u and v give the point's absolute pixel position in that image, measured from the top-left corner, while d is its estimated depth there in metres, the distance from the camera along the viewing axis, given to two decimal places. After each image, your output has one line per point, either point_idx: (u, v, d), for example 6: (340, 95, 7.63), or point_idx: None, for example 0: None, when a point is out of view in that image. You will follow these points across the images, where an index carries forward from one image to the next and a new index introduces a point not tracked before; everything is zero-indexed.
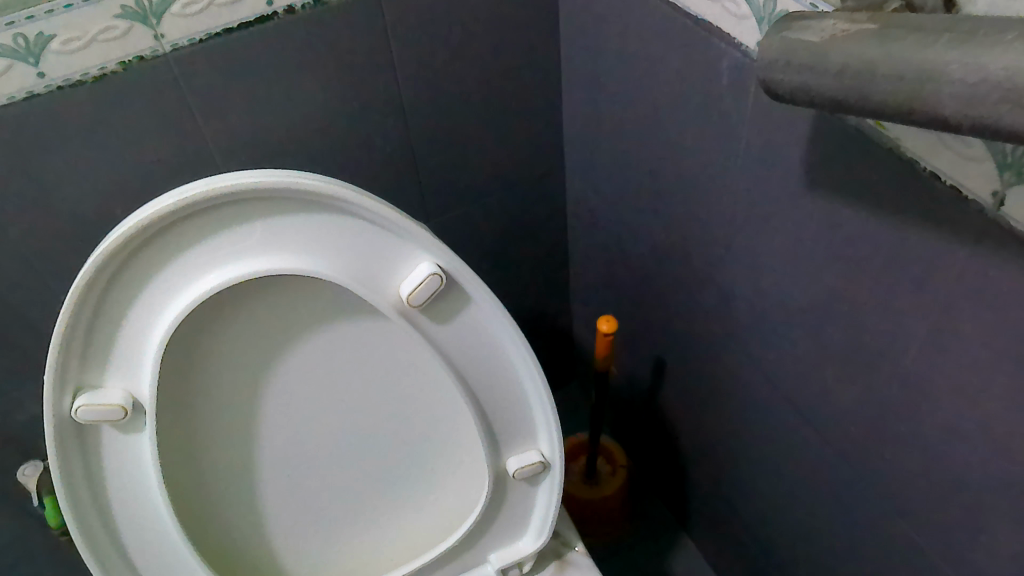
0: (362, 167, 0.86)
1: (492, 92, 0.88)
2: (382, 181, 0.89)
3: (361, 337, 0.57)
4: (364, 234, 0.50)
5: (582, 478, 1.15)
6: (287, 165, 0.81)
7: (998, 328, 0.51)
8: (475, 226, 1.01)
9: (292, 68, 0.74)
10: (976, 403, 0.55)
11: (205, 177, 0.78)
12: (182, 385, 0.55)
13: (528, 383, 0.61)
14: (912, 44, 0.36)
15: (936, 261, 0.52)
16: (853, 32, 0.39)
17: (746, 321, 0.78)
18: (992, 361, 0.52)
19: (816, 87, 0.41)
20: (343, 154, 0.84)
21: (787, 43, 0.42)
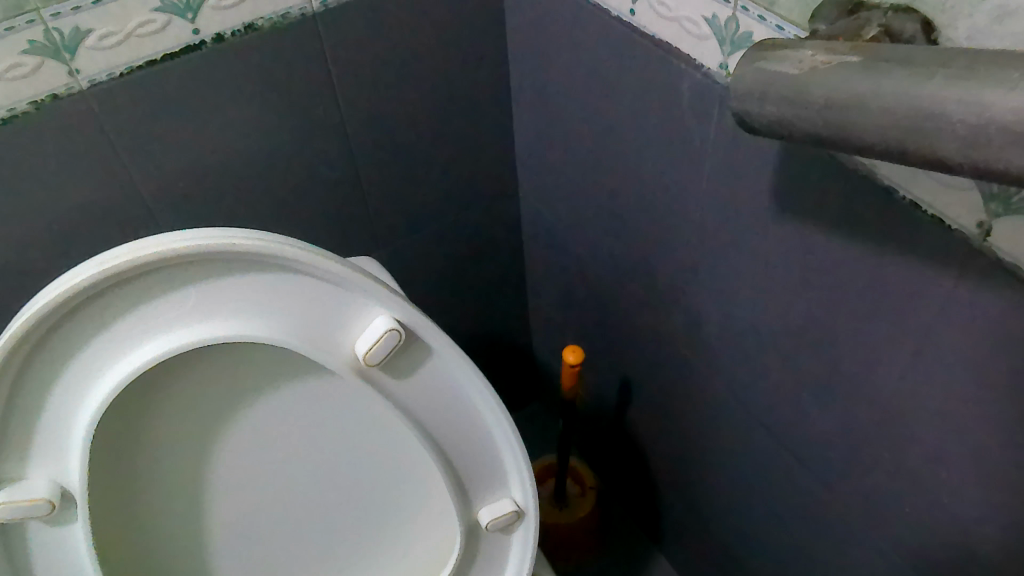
0: (305, 200, 0.81)
1: (439, 114, 0.84)
2: (329, 212, 0.84)
3: (315, 396, 0.53)
4: (313, 292, 0.46)
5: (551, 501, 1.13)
6: (224, 203, 0.76)
7: (980, 357, 0.49)
8: (429, 252, 0.97)
9: (224, 100, 0.69)
10: (958, 431, 0.54)
11: (133, 221, 0.72)
12: (118, 466, 0.50)
13: (498, 433, 0.57)
14: (903, 79, 0.34)
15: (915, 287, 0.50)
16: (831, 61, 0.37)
17: (715, 343, 0.76)
18: (973, 390, 0.51)
19: (795, 122, 0.38)
20: (284, 188, 0.79)
21: (758, 75, 0.40)
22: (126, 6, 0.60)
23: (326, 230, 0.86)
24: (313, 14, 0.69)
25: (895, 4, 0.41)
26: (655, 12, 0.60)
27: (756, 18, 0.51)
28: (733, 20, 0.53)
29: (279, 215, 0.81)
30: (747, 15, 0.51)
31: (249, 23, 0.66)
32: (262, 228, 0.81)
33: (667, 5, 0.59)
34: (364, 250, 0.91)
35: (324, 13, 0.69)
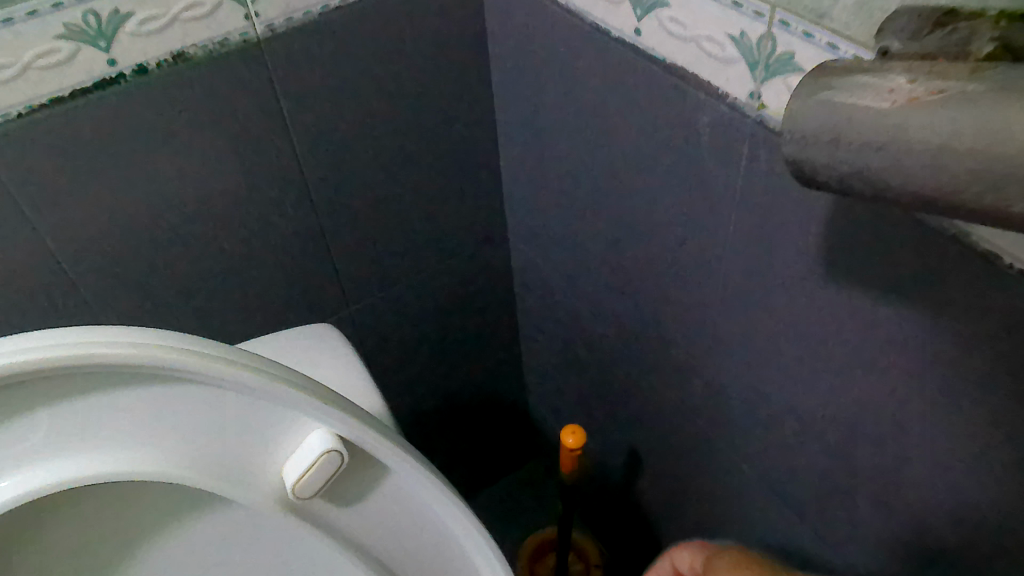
0: (261, 255, 0.70)
1: (415, 153, 0.73)
2: (290, 267, 0.73)
3: (236, 524, 0.41)
4: (219, 408, 0.34)
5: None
6: (162, 262, 0.65)
7: None
8: (408, 306, 0.87)
9: (155, 144, 0.58)
10: None
11: (53, 289, 0.61)
12: None
13: (478, 560, 0.45)
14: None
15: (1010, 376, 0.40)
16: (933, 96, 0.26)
17: (740, 416, 0.64)
18: None
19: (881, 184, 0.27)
20: (235, 242, 0.68)
21: (820, 116, 0.29)
22: (23, 34, 0.49)
23: (288, 287, 0.75)
24: (258, 39, 0.58)
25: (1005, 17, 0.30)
26: (665, 29, 0.49)
27: (801, 35, 0.40)
28: (768, 39, 0.42)
29: (230, 275, 0.70)
30: (789, 32, 0.40)
31: (177, 51, 0.55)
32: (211, 288, 0.70)
33: (680, 21, 0.47)
34: (334, 307, 0.80)
35: (273, 38, 0.58)
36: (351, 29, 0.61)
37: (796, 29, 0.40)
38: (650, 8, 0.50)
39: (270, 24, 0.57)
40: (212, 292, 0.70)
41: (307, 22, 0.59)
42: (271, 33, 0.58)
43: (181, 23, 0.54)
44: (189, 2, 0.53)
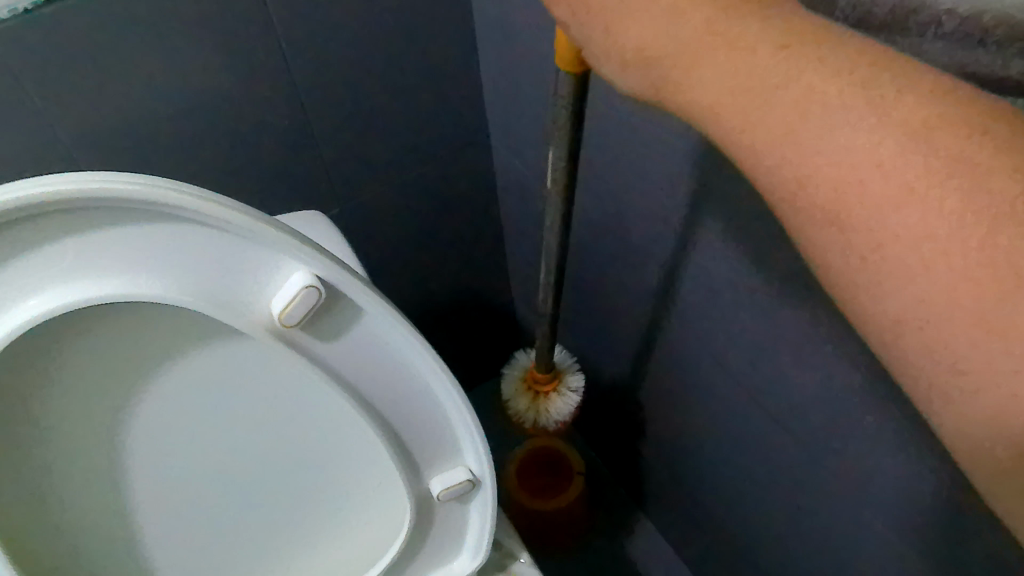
0: (259, 150, 0.78)
1: (399, 57, 0.80)
2: (290, 162, 0.81)
3: (241, 360, 0.47)
4: (219, 244, 0.41)
5: (551, 480, 1.08)
6: (169, 156, 0.72)
7: None
8: (401, 203, 0.94)
9: (159, 27, 0.64)
10: None
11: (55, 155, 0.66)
12: (28, 427, 0.45)
13: (446, 400, 0.53)
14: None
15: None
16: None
17: (698, 282, 0.72)
18: None
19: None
20: (236, 138, 0.75)
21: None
22: None
23: (286, 178, 0.82)
24: None
25: None
26: None
27: None
28: None
29: (231, 169, 0.77)
30: None
31: None
32: (216, 181, 0.77)
33: None
34: (332, 199, 0.87)
35: None
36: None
37: None
38: None
39: None
40: (215, 181, 0.77)
41: None
42: None
43: None
44: None
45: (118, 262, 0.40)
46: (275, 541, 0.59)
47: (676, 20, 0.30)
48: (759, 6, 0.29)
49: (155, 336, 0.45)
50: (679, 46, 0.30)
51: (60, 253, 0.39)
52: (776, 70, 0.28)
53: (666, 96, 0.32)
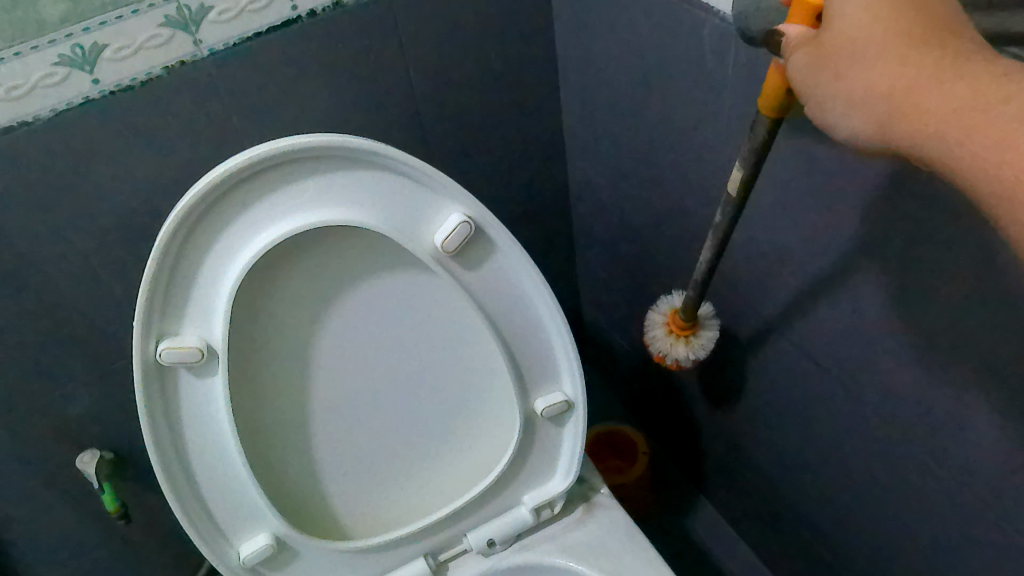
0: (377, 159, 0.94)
1: (492, 84, 0.97)
2: None
3: (404, 286, 0.63)
4: (404, 187, 0.57)
5: (621, 463, 1.21)
6: None
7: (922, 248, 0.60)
8: (486, 212, 1.10)
9: (315, 56, 0.82)
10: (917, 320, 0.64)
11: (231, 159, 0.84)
12: (251, 339, 0.61)
13: (551, 327, 0.68)
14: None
15: (910, 175, 0.58)
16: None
17: (737, 264, 0.84)
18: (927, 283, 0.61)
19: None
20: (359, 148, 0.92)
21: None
22: None
23: None
24: None
25: None
26: None
27: None
28: None
29: None
30: None
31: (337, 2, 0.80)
32: None
33: None
34: None
35: None
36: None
37: None
38: None
39: None
40: None
41: None
42: None
43: None
44: None
45: (336, 201, 0.57)
46: (412, 451, 0.74)
47: (903, 64, 0.36)
48: (978, 54, 0.35)
49: (348, 264, 0.61)
50: (894, 88, 0.36)
51: (300, 192, 0.56)
52: (999, 98, 0.33)
53: (892, 126, 0.37)
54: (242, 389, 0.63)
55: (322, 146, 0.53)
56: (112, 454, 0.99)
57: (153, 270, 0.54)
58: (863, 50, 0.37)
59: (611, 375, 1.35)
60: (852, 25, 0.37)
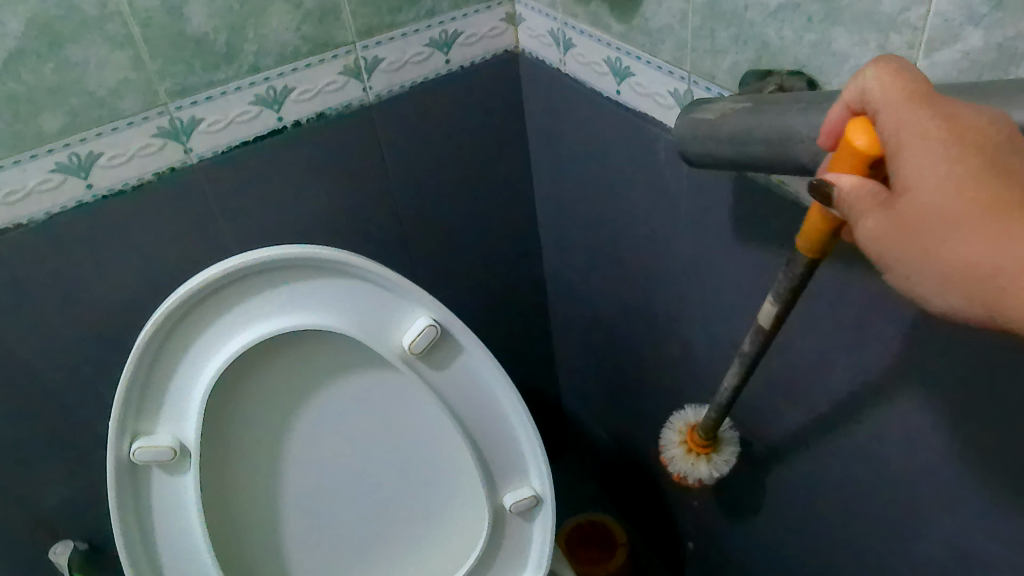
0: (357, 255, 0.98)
1: (468, 185, 1.02)
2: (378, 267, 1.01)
3: (373, 385, 0.66)
4: (372, 293, 0.61)
5: (599, 553, 1.21)
6: None
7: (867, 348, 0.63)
8: (464, 304, 1.13)
9: (297, 160, 0.87)
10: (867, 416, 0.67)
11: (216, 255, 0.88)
12: (223, 437, 0.64)
13: (516, 423, 0.70)
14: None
15: (847, 281, 0.61)
16: (746, 109, 0.50)
17: (702, 359, 0.87)
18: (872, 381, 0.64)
19: (749, 145, 0.49)
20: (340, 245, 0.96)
21: (715, 125, 0.52)
22: (230, 102, 0.80)
23: None
24: (369, 103, 0.88)
25: (790, 70, 0.56)
26: (633, 89, 0.76)
27: (704, 88, 0.66)
28: (689, 92, 0.68)
29: None
30: (699, 88, 0.66)
31: (319, 112, 0.85)
32: None
33: (641, 84, 0.74)
34: None
35: (378, 102, 0.88)
36: (428, 83, 0.90)
37: (703, 85, 0.66)
38: (624, 76, 0.76)
39: (377, 94, 0.88)
40: None
41: (397, 93, 0.89)
42: (378, 100, 0.88)
43: (322, 95, 0.84)
44: (329, 80, 0.84)
45: (308, 306, 0.60)
46: (382, 548, 0.75)
47: (1004, 246, 0.34)
48: None
49: (319, 364, 0.64)
50: (1000, 270, 0.34)
51: (274, 299, 0.59)
52: None
53: (999, 306, 0.35)
54: (212, 486, 0.65)
55: (295, 257, 0.57)
56: (85, 546, 0.99)
57: (131, 372, 0.57)
58: (961, 236, 0.35)
59: (590, 464, 1.36)
60: (938, 206, 0.35)
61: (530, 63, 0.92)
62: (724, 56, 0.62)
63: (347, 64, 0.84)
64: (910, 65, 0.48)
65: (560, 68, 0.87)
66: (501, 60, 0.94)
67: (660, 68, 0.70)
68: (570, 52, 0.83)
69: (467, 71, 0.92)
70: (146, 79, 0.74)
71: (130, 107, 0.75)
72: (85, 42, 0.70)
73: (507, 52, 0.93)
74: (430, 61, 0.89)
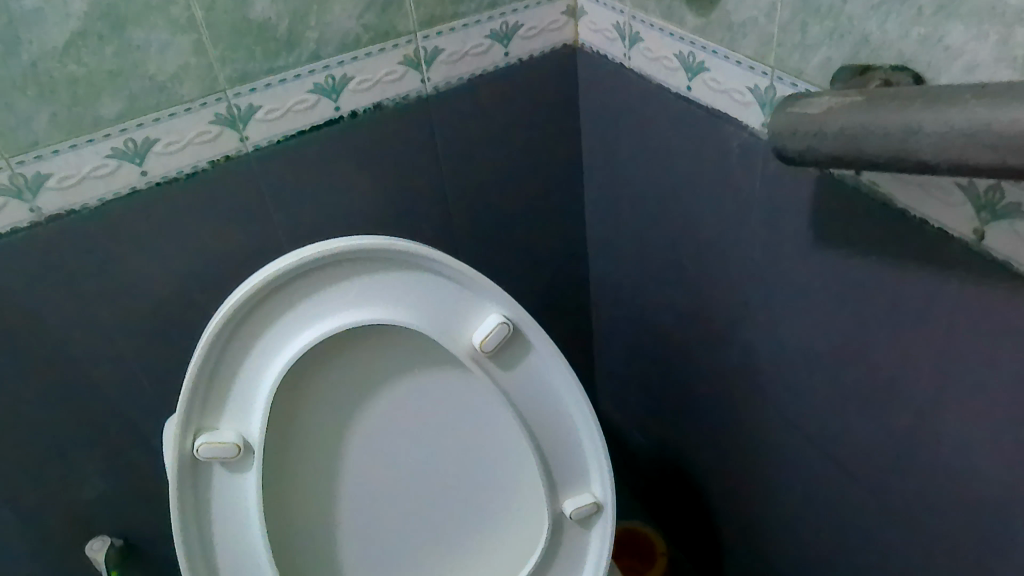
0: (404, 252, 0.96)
1: (519, 182, 0.99)
2: None
3: (438, 383, 0.64)
4: (445, 288, 0.59)
5: (638, 563, 1.18)
6: None
7: (956, 358, 0.60)
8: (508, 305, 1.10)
9: (352, 151, 0.84)
10: (951, 431, 0.63)
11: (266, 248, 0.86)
12: (285, 434, 0.62)
13: (582, 427, 0.68)
14: (986, 109, 0.40)
15: (941, 287, 0.59)
16: (861, 104, 0.47)
17: (763, 367, 0.84)
18: (960, 393, 0.61)
19: (863, 142, 0.47)
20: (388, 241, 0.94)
21: (822, 120, 0.49)
22: (288, 90, 0.78)
23: None
24: (426, 95, 0.86)
25: (893, 65, 0.54)
26: (706, 85, 0.73)
27: (789, 84, 0.63)
28: (771, 88, 0.65)
29: None
30: (784, 84, 0.64)
31: (376, 103, 0.83)
32: None
33: (716, 80, 0.71)
34: None
35: (435, 94, 0.86)
36: (486, 76, 0.88)
37: (789, 81, 0.64)
38: (698, 72, 0.74)
39: (435, 85, 0.85)
40: None
41: (454, 86, 0.87)
42: (435, 92, 0.86)
43: (380, 85, 0.82)
44: (387, 70, 0.82)
45: (378, 300, 0.58)
46: (437, 552, 0.72)
47: None
48: None
49: (385, 361, 0.62)
50: None
51: (345, 292, 0.57)
52: None
53: None
54: (272, 482, 0.63)
55: (369, 249, 0.55)
56: (122, 541, 0.97)
57: (198, 365, 0.55)
58: None
59: (626, 472, 1.33)
60: None
61: (590, 58, 0.90)
62: (815, 51, 0.60)
63: (406, 54, 0.82)
64: None
65: (624, 64, 0.84)
66: (560, 54, 0.91)
67: (740, 63, 0.67)
68: (637, 46, 0.81)
69: (525, 65, 0.90)
70: (206, 65, 0.72)
71: (189, 92, 0.73)
72: (147, 25, 0.68)
73: (566, 46, 0.91)
74: (489, 53, 0.87)
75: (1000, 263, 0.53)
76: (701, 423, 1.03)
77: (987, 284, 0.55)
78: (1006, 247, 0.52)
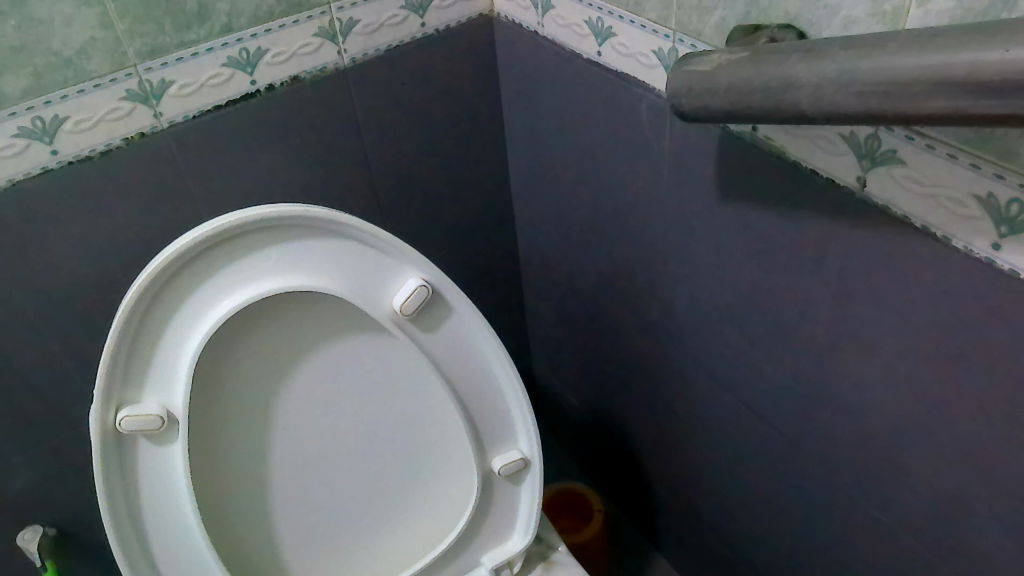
0: None
1: (443, 153, 1.01)
2: None
3: (362, 348, 0.65)
4: (364, 254, 0.60)
5: (577, 521, 1.22)
6: None
7: (849, 300, 0.64)
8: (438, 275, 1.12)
9: (270, 126, 0.84)
10: (848, 368, 0.68)
11: (188, 227, 0.85)
12: (210, 405, 0.62)
13: (506, 385, 0.70)
14: (853, 57, 0.43)
15: (834, 234, 0.62)
16: (745, 59, 0.50)
17: (680, 322, 0.88)
18: (855, 333, 0.65)
19: (748, 96, 0.49)
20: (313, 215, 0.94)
21: (713, 76, 0.52)
22: (201, 64, 0.77)
23: None
24: (343, 66, 0.86)
25: (780, 24, 0.57)
26: (615, 50, 0.75)
27: (689, 46, 0.66)
28: (674, 49, 0.68)
29: None
30: (685, 45, 0.66)
31: (293, 75, 0.83)
32: None
33: (624, 44, 0.74)
34: None
35: (352, 66, 0.86)
36: (403, 47, 0.88)
37: (689, 43, 0.66)
38: (606, 37, 0.76)
39: (352, 57, 0.86)
40: None
41: (371, 58, 0.87)
42: (352, 64, 0.86)
43: (295, 59, 0.82)
44: (303, 42, 0.82)
45: (296, 268, 0.59)
46: (371, 515, 0.74)
47: None
48: None
49: (307, 329, 0.63)
50: None
51: (262, 260, 0.58)
52: None
53: None
54: (199, 454, 0.63)
55: (286, 217, 0.56)
56: (55, 532, 0.97)
57: (116, 339, 0.55)
58: None
59: (562, 434, 1.38)
60: None
61: (506, 27, 0.91)
62: (711, 12, 0.62)
63: (322, 26, 0.82)
64: (903, 15, 0.49)
65: (538, 31, 0.86)
66: (477, 24, 0.92)
67: (644, 27, 0.70)
68: (549, 13, 0.82)
69: (442, 35, 0.90)
70: (114, 39, 0.71)
71: (97, 68, 0.72)
72: None
73: (482, 16, 0.92)
74: (406, 24, 0.87)
75: (880, 207, 0.57)
76: (628, 381, 1.06)
77: (870, 229, 0.59)
78: (885, 192, 0.56)
